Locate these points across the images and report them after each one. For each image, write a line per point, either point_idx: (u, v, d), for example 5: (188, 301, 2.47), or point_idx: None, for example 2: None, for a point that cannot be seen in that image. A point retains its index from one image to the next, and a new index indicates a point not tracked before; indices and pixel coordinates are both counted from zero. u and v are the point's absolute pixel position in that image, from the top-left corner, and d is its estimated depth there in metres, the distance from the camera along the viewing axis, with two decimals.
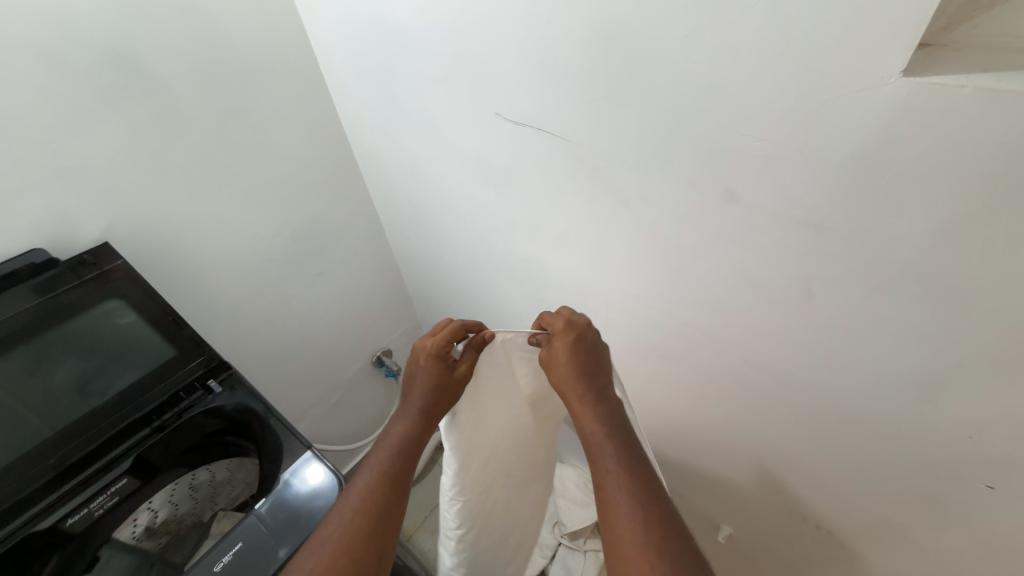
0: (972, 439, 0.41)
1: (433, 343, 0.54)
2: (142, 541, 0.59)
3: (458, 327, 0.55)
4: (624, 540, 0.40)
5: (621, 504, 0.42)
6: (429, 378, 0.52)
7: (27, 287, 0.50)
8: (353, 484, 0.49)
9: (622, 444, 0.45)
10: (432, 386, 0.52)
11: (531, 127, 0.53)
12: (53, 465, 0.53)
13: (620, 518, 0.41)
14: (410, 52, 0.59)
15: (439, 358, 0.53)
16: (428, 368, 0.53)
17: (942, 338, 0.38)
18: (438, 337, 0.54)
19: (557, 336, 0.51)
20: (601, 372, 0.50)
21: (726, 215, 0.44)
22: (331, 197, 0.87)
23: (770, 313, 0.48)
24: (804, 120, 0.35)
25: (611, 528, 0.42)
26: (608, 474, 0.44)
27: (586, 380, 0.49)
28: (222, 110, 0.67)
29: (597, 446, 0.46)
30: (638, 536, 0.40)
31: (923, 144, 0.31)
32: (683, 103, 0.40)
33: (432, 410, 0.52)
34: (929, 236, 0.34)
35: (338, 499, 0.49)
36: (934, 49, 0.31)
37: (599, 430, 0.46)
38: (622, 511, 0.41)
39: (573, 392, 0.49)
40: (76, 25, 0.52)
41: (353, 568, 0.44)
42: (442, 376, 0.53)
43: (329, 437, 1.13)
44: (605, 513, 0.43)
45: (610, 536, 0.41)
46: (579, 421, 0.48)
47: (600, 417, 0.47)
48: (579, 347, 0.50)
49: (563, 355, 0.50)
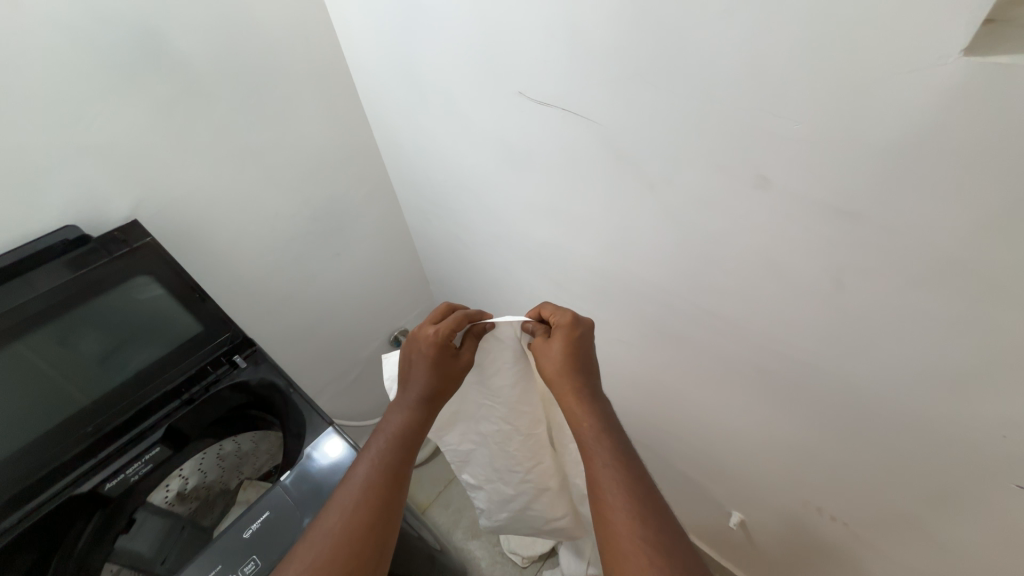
0: (1005, 438, 0.38)
1: (437, 330, 0.53)
2: (174, 505, 0.63)
3: (462, 318, 0.54)
4: (620, 535, 0.39)
5: (616, 497, 0.41)
6: (432, 366, 0.53)
7: (62, 262, 0.53)
8: (353, 473, 0.48)
9: (615, 443, 0.45)
10: (435, 372, 0.53)
11: (555, 108, 0.49)
12: (90, 433, 0.57)
13: (616, 512, 0.40)
14: (431, 23, 0.55)
15: (444, 347, 0.53)
16: (430, 357, 0.53)
17: (983, 343, 0.35)
18: (442, 325, 0.53)
19: (561, 328, 0.51)
20: (591, 371, 0.50)
21: (756, 202, 0.41)
22: (352, 174, 0.86)
23: (796, 307, 0.45)
24: (848, 105, 0.31)
25: (605, 522, 0.40)
26: (603, 470, 0.43)
27: (581, 377, 0.49)
28: (242, 88, 0.66)
29: (591, 441, 0.45)
30: (635, 532, 0.38)
31: (970, 134, 0.28)
32: (719, 83, 0.36)
33: (431, 398, 0.53)
34: (977, 229, 0.31)
35: (336, 491, 0.47)
36: (998, 26, 0.27)
37: (593, 426, 0.46)
38: (617, 506, 0.40)
39: (569, 386, 0.49)
40: (98, 4, 0.51)
41: (354, 562, 0.42)
42: (445, 363, 0.53)
43: (349, 411, 1.17)
44: (598, 507, 0.42)
45: (607, 531, 0.40)
46: (572, 417, 0.48)
47: (594, 413, 0.47)
48: (580, 343, 0.50)
49: (561, 348, 0.50)
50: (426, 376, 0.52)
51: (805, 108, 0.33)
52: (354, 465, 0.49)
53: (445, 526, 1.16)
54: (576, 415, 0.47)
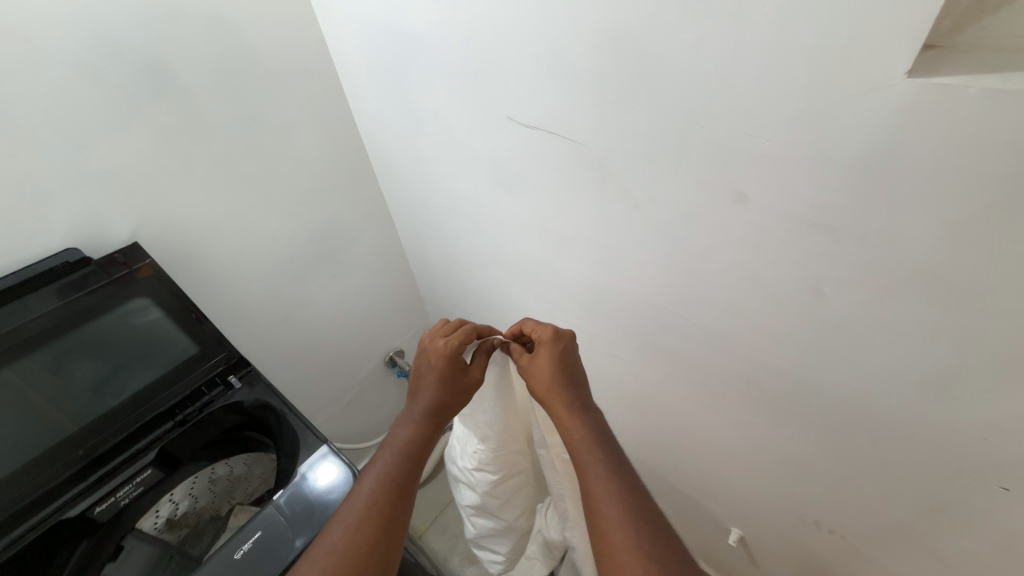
0: (986, 441, 0.39)
1: (449, 342, 0.55)
2: (163, 532, 0.62)
3: (471, 330, 0.57)
4: (616, 546, 0.39)
5: (611, 506, 0.41)
6: (443, 378, 0.54)
7: (55, 287, 0.53)
8: (358, 489, 0.48)
9: (608, 454, 0.45)
10: (444, 385, 0.54)
11: (543, 131, 0.52)
12: (82, 455, 0.56)
13: (610, 524, 0.40)
14: (426, 54, 0.58)
15: (455, 358, 0.55)
16: (440, 369, 0.55)
17: (959, 346, 0.36)
18: (453, 337, 0.56)
19: (545, 344, 0.52)
20: (580, 384, 0.51)
21: (735, 216, 0.42)
22: (349, 198, 0.89)
23: (778, 316, 0.46)
24: (811, 123, 0.33)
25: (600, 533, 0.40)
26: (597, 480, 0.43)
27: (571, 389, 0.50)
28: (243, 116, 0.69)
29: (584, 453, 0.45)
30: (631, 542, 0.38)
31: (925, 148, 0.30)
32: (693, 107, 0.39)
33: (440, 411, 0.54)
34: (938, 237, 0.32)
35: (339, 508, 0.47)
36: (940, 51, 0.30)
37: (586, 438, 0.46)
38: (612, 516, 0.40)
39: (559, 400, 0.49)
40: (110, 41, 0.54)
41: None
42: (456, 375, 0.55)
43: (343, 435, 1.16)
44: (593, 519, 0.41)
45: (602, 541, 0.40)
46: (563, 430, 0.48)
47: (586, 425, 0.47)
48: (564, 356, 0.52)
49: (550, 364, 0.51)
50: (436, 388, 0.54)
51: (779, 125, 0.35)
52: (359, 481, 0.49)
53: (441, 552, 1.13)
54: (568, 427, 0.48)
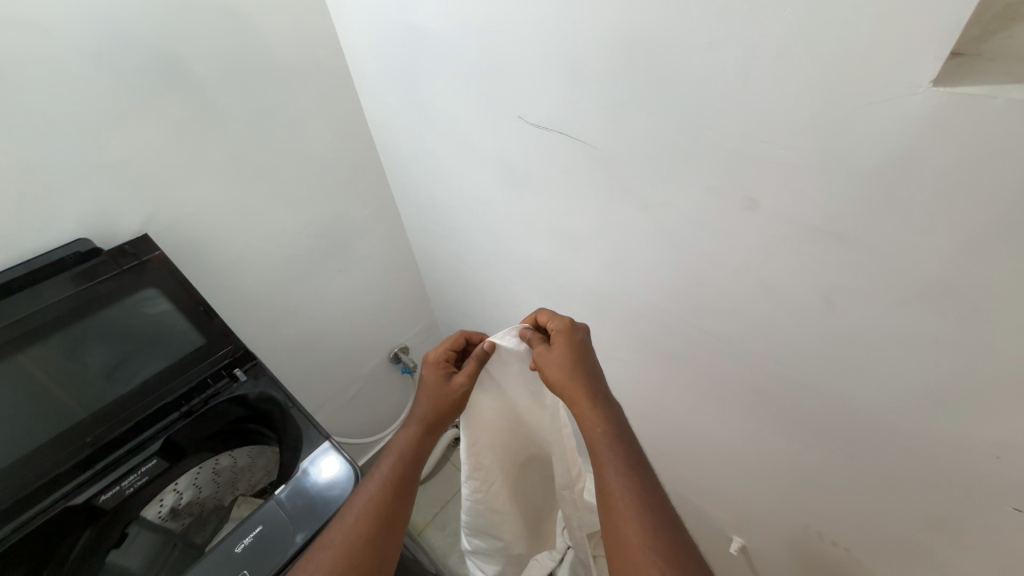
0: (998, 459, 0.38)
1: (435, 354, 0.56)
2: (166, 520, 0.62)
3: (458, 337, 0.58)
4: (633, 546, 0.38)
5: (628, 507, 0.40)
6: (430, 389, 0.54)
7: (69, 275, 0.53)
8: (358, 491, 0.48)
9: (626, 450, 0.44)
10: (432, 397, 0.53)
11: (554, 131, 0.51)
12: (89, 443, 0.57)
13: (629, 523, 0.39)
14: (436, 52, 0.58)
15: (440, 368, 0.55)
16: (429, 377, 0.55)
17: (972, 363, 0.35)
18: (440, 348, 0.57)
19: (561, 333, 0.52)
20: (596, 375, 0.50)
21: (746, 222, 0.42)
22: (358, 193, 0.89)
23: (786, 325, 0.45)
24: (826, 131, 0.33)
25: (616, 531, 0.40)
26: (615, 478, 0.42)
27: (587, 379, 0.49)
28: (256, 109, 0.69)
29: (603, 447, 0.44)
30: (648, 544, 0.38)
31: (946, 157, 0.29)
32: (706, 110, 0.38)
33: (432, 421, 0.52)
34: (955, 250, 0.32)
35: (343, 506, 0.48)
36: (965, 59, 0.29)
37: (606, 432, 0.45)
38: (630, 517, 0.40)
39: (578, 391, 0.48)
40: (124, 32, 0.54)
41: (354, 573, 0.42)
42: (440, 384, 0.54)
43: (346, 429, 1.17)
44: (608, 519, 0.41)
45: (618, 541, 0.39)
46: (581, 422, 0.47)
47: (605, 418, 0.46)
48: (580, 346, 0.52)
49: (563, 352, 0.51)
50: (425, 398, 0.53)
51: (793, 133, 0.34)
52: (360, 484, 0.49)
53: (441, 549, 1.13)
54: (586, 420, 0.47)
